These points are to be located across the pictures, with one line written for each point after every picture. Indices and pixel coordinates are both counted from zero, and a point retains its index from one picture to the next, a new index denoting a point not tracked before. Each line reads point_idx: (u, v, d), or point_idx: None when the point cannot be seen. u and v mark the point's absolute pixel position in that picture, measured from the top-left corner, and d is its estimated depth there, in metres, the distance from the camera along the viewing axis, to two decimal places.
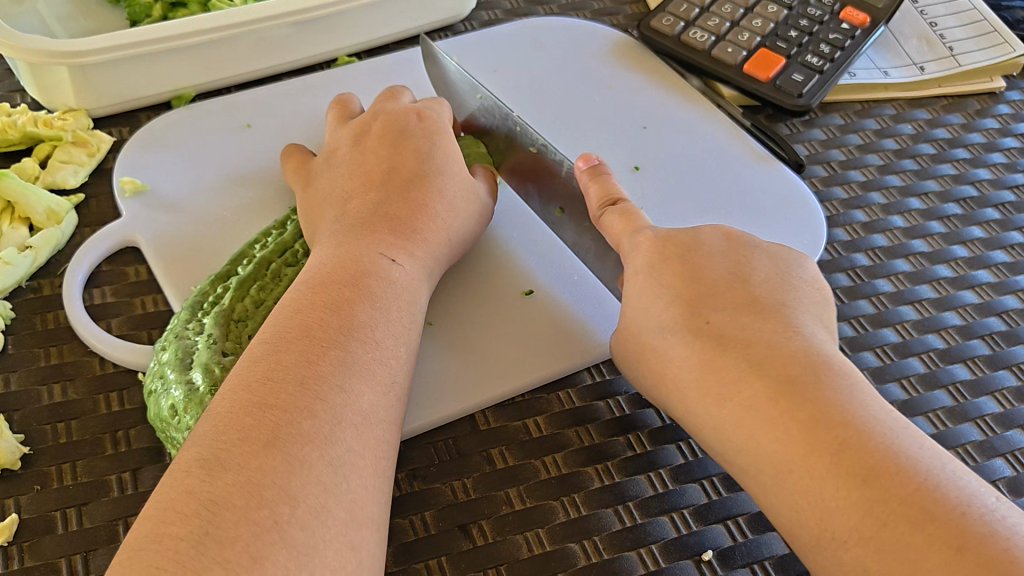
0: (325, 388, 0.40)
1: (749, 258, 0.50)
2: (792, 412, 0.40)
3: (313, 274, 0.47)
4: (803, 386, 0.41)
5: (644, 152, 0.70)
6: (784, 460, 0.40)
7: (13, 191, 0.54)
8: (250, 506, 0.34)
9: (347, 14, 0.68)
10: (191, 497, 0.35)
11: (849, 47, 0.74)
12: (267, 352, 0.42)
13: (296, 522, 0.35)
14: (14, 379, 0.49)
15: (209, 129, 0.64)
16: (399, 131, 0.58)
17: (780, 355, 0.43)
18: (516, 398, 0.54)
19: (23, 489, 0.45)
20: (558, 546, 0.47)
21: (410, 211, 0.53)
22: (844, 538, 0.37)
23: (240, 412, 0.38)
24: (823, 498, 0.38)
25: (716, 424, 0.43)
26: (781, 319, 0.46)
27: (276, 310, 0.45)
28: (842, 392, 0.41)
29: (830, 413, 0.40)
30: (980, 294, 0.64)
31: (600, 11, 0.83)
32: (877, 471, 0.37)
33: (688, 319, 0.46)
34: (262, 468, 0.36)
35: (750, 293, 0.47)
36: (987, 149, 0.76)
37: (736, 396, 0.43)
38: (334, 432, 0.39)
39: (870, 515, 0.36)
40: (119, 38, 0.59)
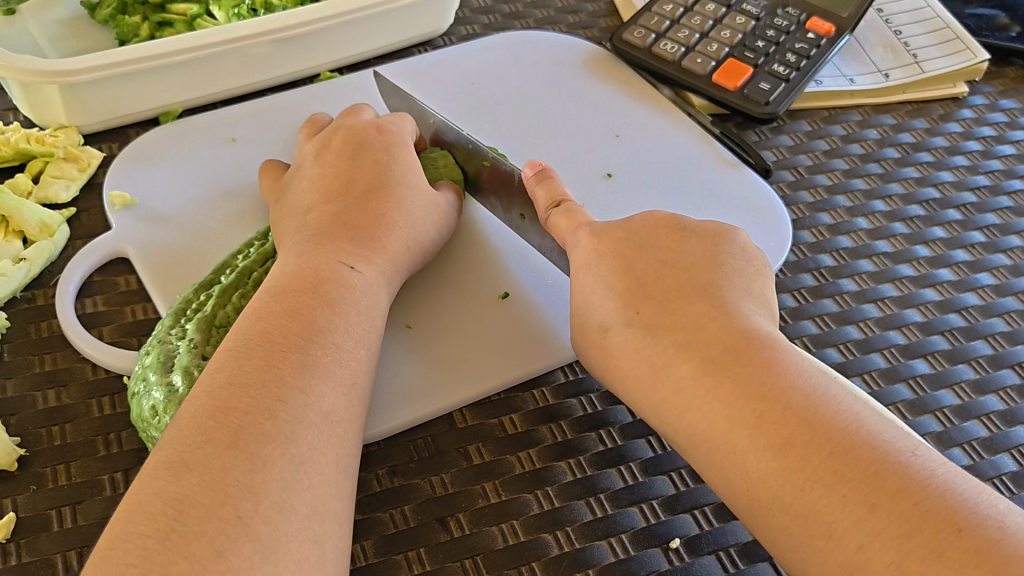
0: (287, 390, 0.42)
1: (671, 240, 0.51)
2: (716, 387, 0.43)
3: (277, 282, 0.50)
4: (724, 359, 0.43)
5: (616, 160, 0.73)
6: (711, 434, 0.42)
7: (7, 207, 0.56)
8: (215, 503, 0.37)
9: (328, 30, 0.70)
10: (158, 497, 0.37)
11: (814, 56, 0.76)
12: (230, 357, 0.44)
13: (258, 516, 0.37)
14: (10, 385, 0.51)
15: (194, 143, 0.66)
16: (357, 143, 0.61)
17: (705, 331, 0.45)
18: (491, 397, 0.56)
19: (19, 490, 0.47)
20: (532, 536, 0.49)
21: (371, 221, 0.55)
22: (770, 506, 0.40)
23: (206, 416, 0.41)
24: (749, 470, 0.40)
25: (655, 406, 0.46)
26: (710, 292, 0.47)
27: (244, 317, 0.47)
28: (763, 359, 0.43)
29: (751, 383, 0.42)
30: (941, 291, 0.67)
31: (576, 25, 0.86)
32: (794, 438, 0.39)
33: (621, 313, 0.48)
34: (226, 468, 0.38)
35: (676, 278, 0.49)
36: (950, 152, 0.79)
37: (669, 374, 0.45)
38: (296, 431, 0.41)
39: (793, 483, 0.39)
40: (107, 57, 0.61)
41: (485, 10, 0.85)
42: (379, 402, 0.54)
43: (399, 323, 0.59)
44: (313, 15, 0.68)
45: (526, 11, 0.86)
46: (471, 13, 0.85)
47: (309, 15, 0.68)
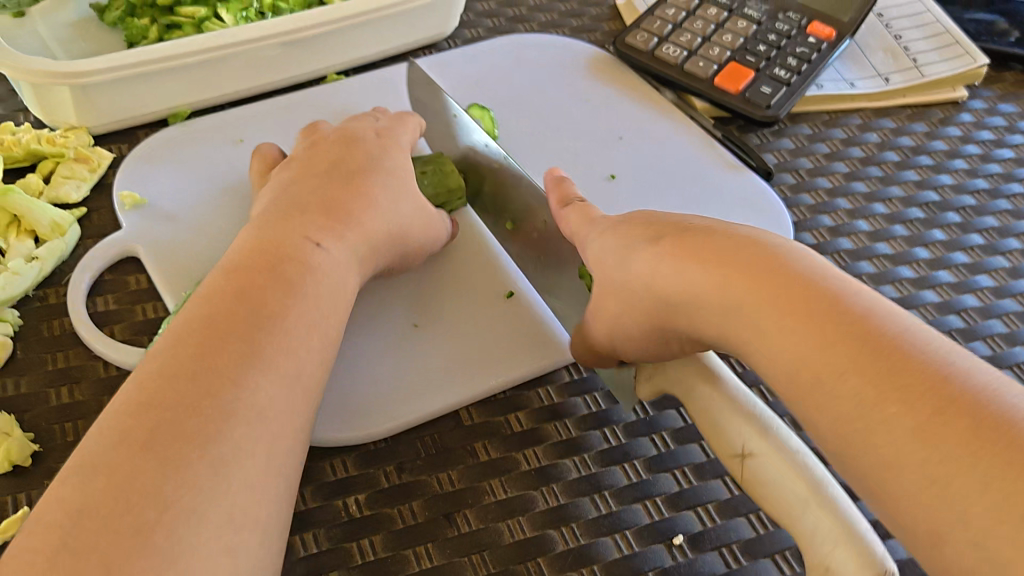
0: (233, 366, 0.40)
1: (684, 216, 0.52)
2: (769, 288, 0.42)
3: (235, 259, 0.48)
4: (777, 274, 0.42)
5: (620, 162, 0.74)
6: (770, 317, 0.41)
7: (19, 206, 0.57)
8: (117, 512, 0.34)
9: (336, 33, 0.71)
10: (61, 506, 0.34)
11: (815, 60, 0.77)
12: (175, 340, 0.42)
13: (164, 527, 0.34)
14: (23, 381, 0.52)
15: (204, 144, 0.67)
16: (350, 138, 0.62)
17: (751, 257, 0.44)
18: (496, 395, 0.57)
19: (34, 485, 0.47)
20: (538, 532, 0.50)
21: (350, 195, 0.56)
22: (842, 369, 0.37)
23: (134, 411, 0.37)
24: (806, 345, 0.39)
25: (717, 336, 0.44)
26: (752, 236, 0.47)
27: (196, 298, 0.45)
28: (811, 276, 0.42)
29: (801, 284, 0.41)
30: (941, 293, 0.67)
31: (579, 28, 0.87)
32: (851, 319, 0.39)
33: (671, 256, 0.47)
34: (134, 474, 0.35)
35: (705, 233, 0.48)
36: (949, 156, 0.80)
37: (720, 287, 0.44)
38: (224, 432, 0.38)
39: (862, 348, 0.37)
40: (118, 59, 0.62)
41: (489, 14, 0.86)
42: (388, 401, 0.55)
43: (408, 323, 0.60)
44: (322, 18, 0.69)
45: (530, 15, 0.87)
46: (475, 17, 0.86)
47: (317, 18, 0.69)
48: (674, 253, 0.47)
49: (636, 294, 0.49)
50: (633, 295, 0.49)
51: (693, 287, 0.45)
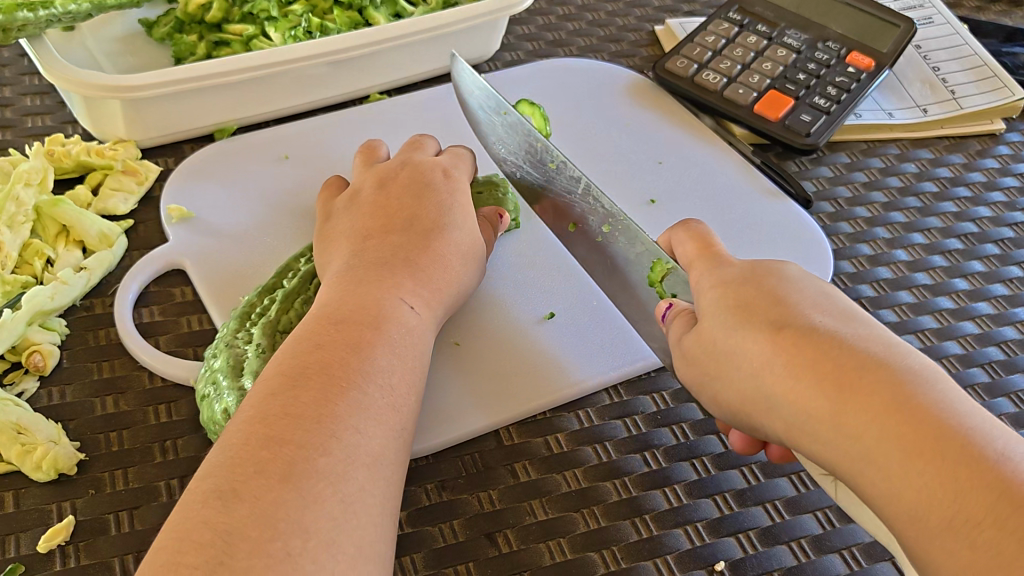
0: (345, 410, 0.42)
1: (785, 290, 0.44)
2: (899, 409, 0.36)
3: (331, 311, 0.48)
4: (910, 396, 0.36)
5: (659, 186, 0.74)
6: (890, 445, 0.36)
7: (69, 216, 0.58)
8: (264, 537, 0.35)
9: (380, 54, 0.71)
10: (207, 527, 0.36)
11: (854, 90, 0.77)
12: (283, 387, 0.42)
13: (307, 555, 0.36)
14: (69, 390, 0.52)
15: (250, 159, 0.68)
16: (422, 184, 0.59)
17: (876, 369, 0.38)
18: (537, 415, 0.57)
19: (78, 493, 0.48)
20: (579, 555, 0.50)
21: (429, 259, 0.54)
22: (977, 520, 0.33)
23: (257, 445, 0.39)
24: (941, 489, 0.34)
25: (817, 444, 0.39)
26: (862, 332, 0.41)
27: (295, 344, 0.46)
28: (943, 402, 0.36)
29: (935, 413, 0.36)
30: (980, 324, 0.67)
31: (618, 53, 0.87)
32: (992, 467, 0.34)
33: (777, 351, 0.41)
34: (277, 501, 0.37)
35: (816, 323, 0.41)
36: (987, 188, 0.80)
37: (834, 396, 0.38)
38: (346, 471, 0.40)
39: (1004, 502, 0.33)
40: (166, 75, 0.62)
41: (529, 37, 0.87)
42: (430, 418, 0.55)
43: (448, 341, 0.60)
44: (367, 39, 0.69)
45: (569, 40, 0.87)
46: (515, 40, 0.86)
47: (362, 38, 0.69)
48: (775, 343, 0.41)
49: (732, 380, 0.43)
50: (729, 380, 0.43)
51: (795, 392, 0.40)
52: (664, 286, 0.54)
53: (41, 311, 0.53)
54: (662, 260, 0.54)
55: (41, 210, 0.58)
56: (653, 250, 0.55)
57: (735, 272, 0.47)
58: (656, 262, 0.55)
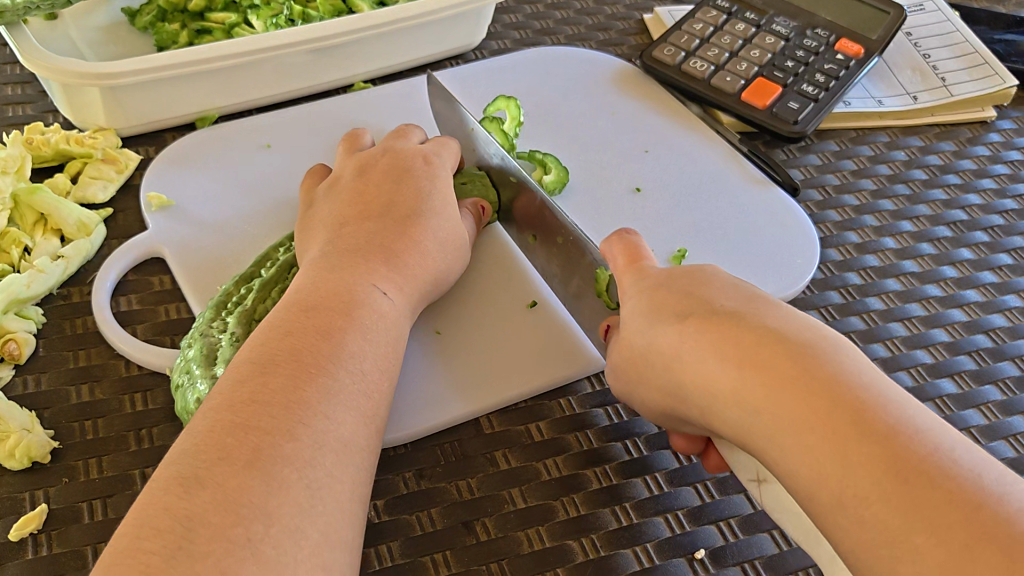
0: (315, 396, 0.41)
1: (698, 285, 0.48)
2: (791, 388, 0.39)
3: (304, 297, 0.48)
4: (801, 374, 0.39)
5: (645, 175, 0.73)
6: (784, 421, 0.39)
7: (46, 205, 0.57)
8: (226, 523, 0.35)
9: (364, 41, 0.71)
10: (167, 513, 0.35)
11: (843, 77, 0.77)
12: (253, 372, 0.42)
13: (270, 540, 0.35)
14: (44, 379, 0.52)
15: (233, 148, 0.67)
16: (402, 169, 0.60)
17: (773, 350, 0.41)
18: (518, 404, 0.56)
19: (51, 482, 0.47)
20: (558, 543, 0.49)
21: (404, 245, 0.54)
22: (864, 494, 0.35)
23: (221, 432, 0.39)
24: (874, 494, 0.35)
25: (726, 425, 0.42)
26: (767, 315, 0.43)
27: (268, 330, 0.45)
28: (836, 377, 0.39)
29: (827, 387, 0.38)
30: (968, 312, 0.67)
31: (606, 42, 0.87)
32: (879, 438, 0.36)
33: (685, 339, 0.44)
34: (240, 487, 0.37)
35: (723, 311, 0.44)
36: (978, 175, 0.79)
37: (736, 377, 0.41)
38: (314, 456, 0.39)
39: (887, 473, 0.35)
40: (143, 62, 0.62)
41: (517, 26, 0.86)
42: (409, 406, 0.55)
43: (428, 329, 0.59)
44: (349, 26, 0.69)
45: (556, 28, 0.87)
46: (502, 29, 0.86)
47: (344, 26, 0.69)
48: (686, 332, 0.44)
49: (651, 376, 0.46)
50: (649, 377, 0.46)
51: (705, 376, 0.42)
52: (611, 296, 0.56)
53: (16, 299, 0.53)
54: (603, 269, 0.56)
55: (18, 198, 0.57)
56: (598, 261, 0.57)
57: (657, 275, 0.50)
58: (597, 273, 0.56)
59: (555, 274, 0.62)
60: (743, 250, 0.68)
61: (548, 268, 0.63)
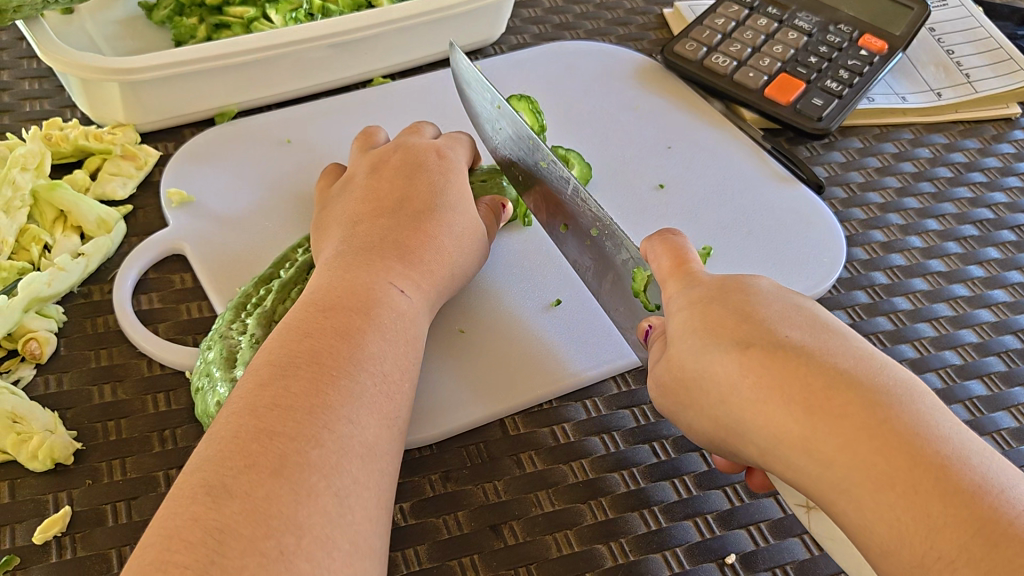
0: (338, 399, 0.41)
1: (751, 301, 0.43)
2: (868, 438, 0.35)
3: (321, 297, 0.47)
4: (882, 421, 0.35)
5: (668, 171, 0.73)
6: (863, 474, 0.35)
7: (66, 201, 0.57)
8: (257, 535, 0.34)
9: (383, 36, 0.70)
10: (196, 525, 0.34)
11: (867, 73, 0.76)
12: (273, 375, 0.41)
13: (301, 553, 0.35)
14: (66, 378, 0.51)
15: (253, 144, 0.67)
16: (415, 164, 0.59)
17: (846, 392, 0.37)
18: (543, 404, 0.56)
19: (74, 483, 0.47)
20: (586, 547, 0.48)
21: (420, 241, 0.53)
22: (952, 558, 0.32)
23: (246, 438, 0.38)
24: (913, 526, 0.33)
25: (789, 469, 0.38)
26: (834, 349, 0.39)
27: (284, 332, 0.45)
28: (916, 427, 0.35)
29: (909, 437, 0.35)
30: (996, 312, 0.66)
31: (625, 37, 0.86)
32: (964, 501, 0.33)
33: (746, 374, 0.39)
34: (269, 497, 0.36)
35: (786, 341, 0.40)
36: (1002, 173, 0.78)
37: (806, 424, 0.37)
38: (340, 462, 0.38)
39: (977, 539, 0.32)
40: (165, 58, 0.61)
41: (535, 20, 0.85)
42: (435, 407, 0.54)
43: (452, 328, 0.59)
44: (370, 20, 0.68)
45: (575, 23, 0.86)
46: (521, 23, 0.85)
47: (365, 20, 0.68)
48: (744, 364, 0.40)
49: (703, 405, 0.42)
50: (700, 405, 0.42)
51: (766, 417, 0.39)
52: (648, 296, 0.52)
53: (38, 298, 0.52)
54: (642, 268, 0.52)
55: (38, 195, 0.57)
56: (636, 257, 0.53)
57: (706, 283, 0.45)
58: (635, 273, 0.53)
59: (588, 268, 0.59)
60: (767, 249, 0.68)
61: (581, 260, 0.60)
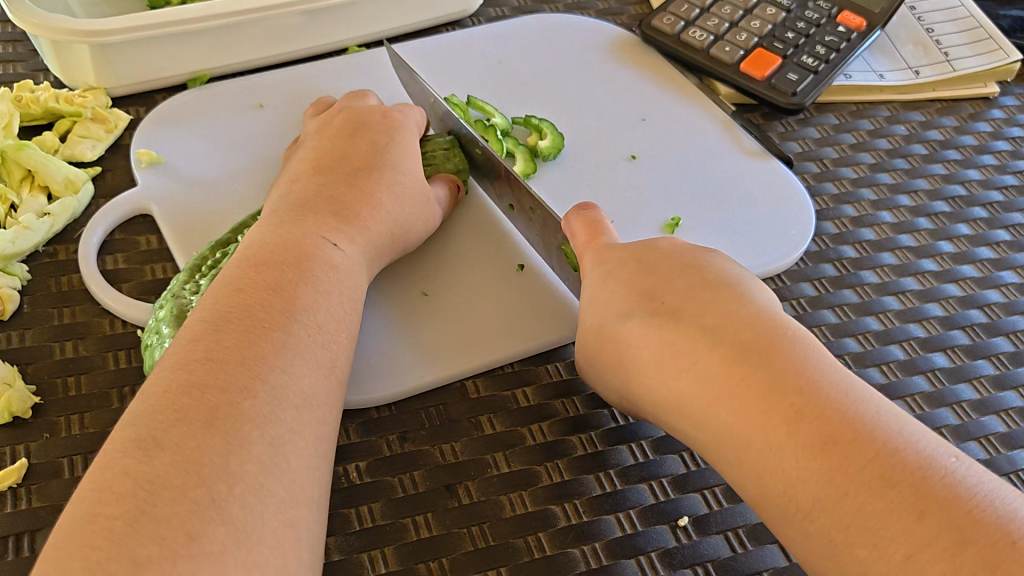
0: (270, 351, 0.41)
1: (664, 270, 0.49)
2: (747, 385, 0.41)
3: (255, 252, 0.48)
4: (779, 381, 0.40)
5: (641, 142, 0.73)
6: (748, 428, 0.40)
7: (35, 161, 0.57)
8: (188, 484, 0.35)
9: (356, 5, 0.70)
10: (127, 477, 0.34)
11: (844, 49, 0.76)
12: (207, 330, 0.42)
13: (234, 500, 0.35)
14: (28, 334, 0.51)
15: (225, 107, 0.67)
16: (358, 124, 0.60)
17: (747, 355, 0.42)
18: (504, 367, 0.56)
19: (32, 436, 0.47)
20: (540, 508, 0.49)
21: (357, 198, 0.54)
22: (827, 497, 0.37)
23: (178, 392, 0.38)
24: (802, 469, 0.38)
25: (689, 423, 0.43)
26: (737, 311, 0.45)
27: (218, 287, 0.45)
28: (810, 382, 0.40)
29: (785, 381, 0.40)
30: (964, 287, 0.66)
31: (606, 11, 0.86)
32: (848, 444, 0.37)
33: (660, 340, 0.45)
34: (201, 448, 0.36)
35: (685, 300, 0.47)
36: (978, 151, 0.78)
37: (714, 385, 0.42)
38: (274, 412, 0.39)
39: (860, 478, 0.36)
40: (134, 20, 0.61)
41: None
42: (390, 367, 0.54)
43: (416, 290, 0.59)
44: None
45: None
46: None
47: None
48: (660, 332, 0.46)
49: (625, 371, 0.47)
50: (625, 370, 0.47)
51: (665, 382, 0.45)
52: (581, 274, 0.56)
53: (1, 255, 0.53)
54: (569, 245, 0.56)
55: (5, 155, 0.57)
56: (564, 236, 0.56)
57: (619, 258, 0.51)
58: (567, 249, 0.57)
59: (537, 243, 0.62)
60: (732, 222, 0.68)
61: (530, 235, 0.63)
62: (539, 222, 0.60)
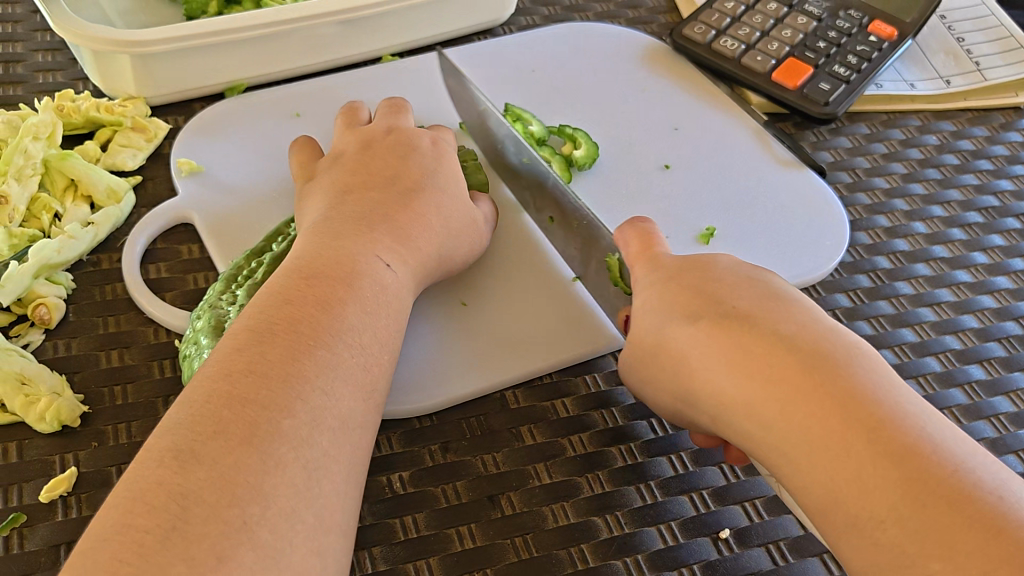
0: (313, 369, 0.41)
1: (710, 280, 0.49)
2: (788, 393, 0.40)
3: (307, 263, 0.48)
4: (822, 386, 0.40)
5: (674, 152, 0.73)
6: (805, 439, 0.39)
7: (77, 170, 0.58)
8: (221, 503, 0.35)
9: (390, 15, 0.71)
10: (161, 489, 0.35)
11: (875, 59, 0.76)
12: (251, 339, 0.42)
13: (264, 523, 0.35)
14: (74, 344, 0.52)
15: (262, 117, 0.67)
16: (408, 144, 0.61)
17: (789, 360, 0.41)
18: (542, 378, 0.56)
19: (81, 445, 0.47)
20: (582, 519, 0.49)
21: (409, 218, 0.54)
22: (882, 517, 0.36)
23: (218, 404, 0.39)
24: (845, 484, 0.37)
25: (740, 431, 0.43)
26: (783, 315, 0.44)
27: (265, 298, 0.45)
28: (857, 389, 0.39)
29: (826, 389, 0.40)
30: (998, 298, 0.66)
31: (636, 20, 0.86)
32: (894, 456, 0.37)
33: (700, 344, 0.45)
34: (235, 465, 0.36)
35: (731, 306, 0.46)
36: (1010, 161, 0.78)
37: (754, 390, 0.42)
38: (310, 434, 0.39)
39: (906, 495, 0.36)
40: (173, 32, 0.62)
41: (546, 2, 0.86)
42: (424, 377, 0.55)
43: (455, 300, 0.60)
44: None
45: (585, 6, 0.87)
46: (531, 5, 0.85)
47: None
48: (699, 333, 0.45)
49: (663, 374, 0.47)
50: (663, 374, 0.47)
51: (716, 383, 0.44)
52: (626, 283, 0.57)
53: (48, 265, 0.53)
54: (614, 253, 0.58)
55: (49, 164, 0.58)
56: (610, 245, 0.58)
57: (667, 264, 0.51)
58: (610, 259, 0.58)
59: (574, 258, 0.62)
60: (763, 231, 0.68)
61: (567, 251, 0.63)
62: (584, 232, 0.61)
